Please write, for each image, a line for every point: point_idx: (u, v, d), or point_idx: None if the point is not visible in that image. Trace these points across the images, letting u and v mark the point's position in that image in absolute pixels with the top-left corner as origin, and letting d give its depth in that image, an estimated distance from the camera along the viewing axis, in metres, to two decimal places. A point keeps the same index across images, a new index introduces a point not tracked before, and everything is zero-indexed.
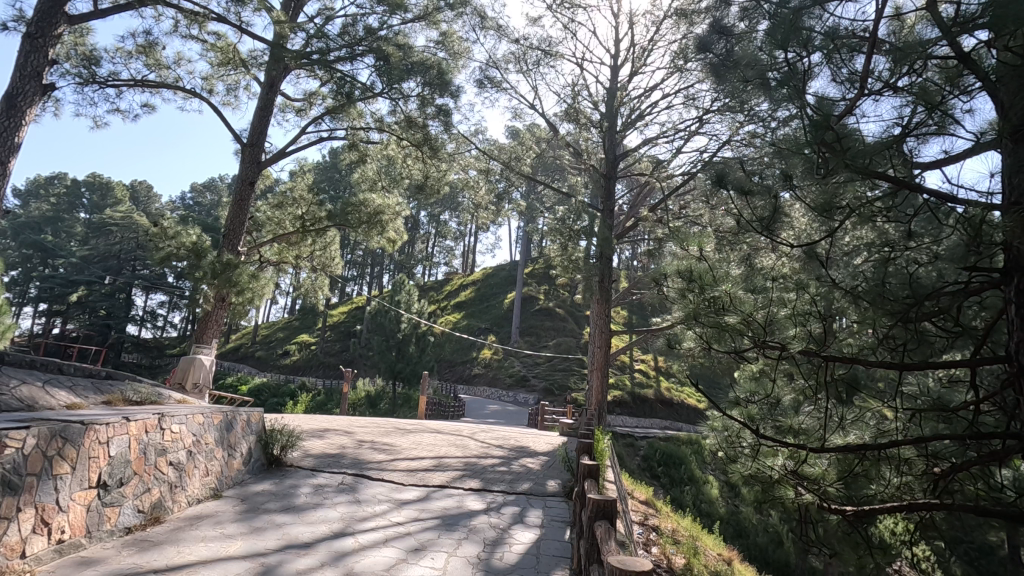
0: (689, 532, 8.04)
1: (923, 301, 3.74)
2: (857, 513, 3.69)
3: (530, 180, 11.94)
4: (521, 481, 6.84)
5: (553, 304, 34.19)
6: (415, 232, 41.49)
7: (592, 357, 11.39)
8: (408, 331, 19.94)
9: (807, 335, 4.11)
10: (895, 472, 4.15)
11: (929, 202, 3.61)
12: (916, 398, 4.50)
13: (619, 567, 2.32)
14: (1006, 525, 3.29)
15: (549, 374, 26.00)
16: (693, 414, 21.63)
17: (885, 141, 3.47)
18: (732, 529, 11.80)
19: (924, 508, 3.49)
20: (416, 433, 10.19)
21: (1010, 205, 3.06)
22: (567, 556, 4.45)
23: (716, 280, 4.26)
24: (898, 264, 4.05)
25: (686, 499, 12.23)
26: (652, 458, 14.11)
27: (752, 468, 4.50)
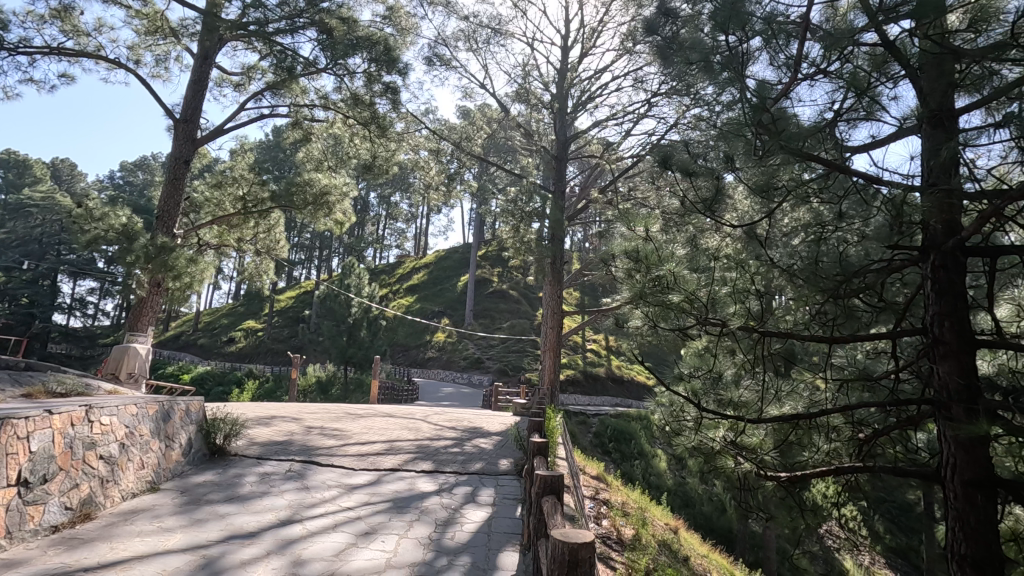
0: (638, 504, 8.34)
1: (851, 278, 3.96)
2: (790, 479, 3.94)
3: (481, 161, 11.77)
4: (474, 461, 6.89)
5: (506, 286, 34.36)
6: (364, 214, 40.53)
7: (544, 338, 11.47)
8: (358, 316, 19.52)
9: (745, 312, 4.29)
10: (826, 439, 4.41)
11: (858, 183, 3.79)
12: (844, 369, 4.78)
13: (561, 540, 2.38)
14: (920, 484, 3.58)
15: (503, 356, 26.19)
16: (642, 391, 22.35)
17: (818, 124, 3.61)
18: (680, 499, 12.33)
19: (850, 472, 3.75)
20: (368, 417, 10.06)
21: (928, 186, 3.27)
22: (518, 532, 4.53)
23: (661, 260, 4.37)
24: (829, 243, 4.26)
25: (636, 472, 12.68)
26: (603, 434, 14.46)
27: (695, 441, 4.70)
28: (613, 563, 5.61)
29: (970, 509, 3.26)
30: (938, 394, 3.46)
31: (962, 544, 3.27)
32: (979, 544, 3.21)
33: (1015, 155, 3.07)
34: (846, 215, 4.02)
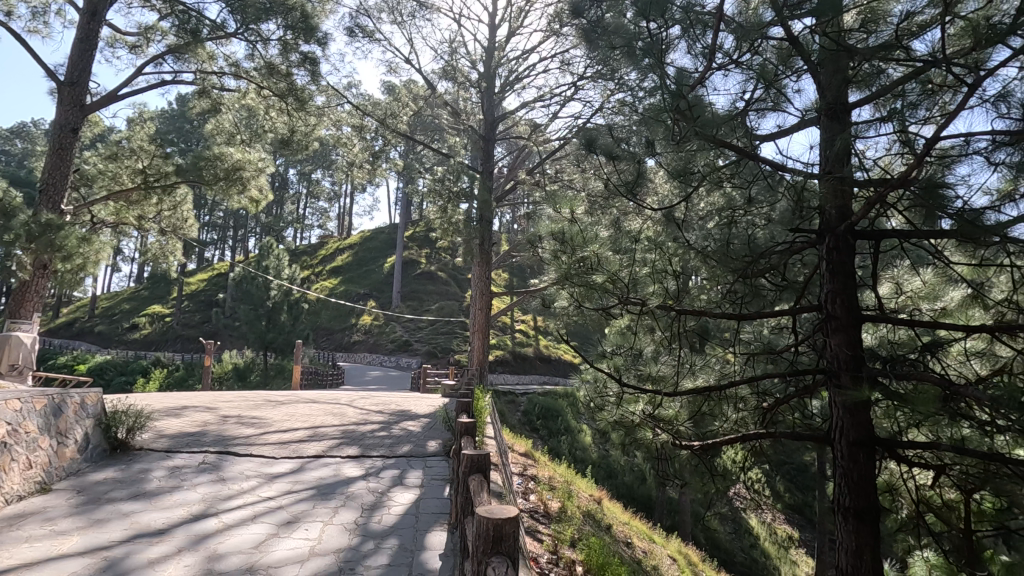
0: (564, 478, 8.63)
1: (758, 259, 4.26)
2: (702, 446, 4.22)
3: (407, 139, 11.45)
4: (401, 444, 6.83)
5: (435, 267, 33.99)
6: (282, 192, 38.45)
7: (473, 320, 11.48)
8: (278, 299, 18.64)
9: (663, 292, 4.51)
10: (735, 409, 4.75)
11: (766, 170, 4.05)
12: (751, 344, 5.14)
13: (486, 516, 2.42)
14: (814, 446, 3.94)
15: (431, 337, 25.97)
16: (569, 369, 23.00)
17: (731, 113, 3.81)
18: (603, 471, 12.89)
19: (755, 438, 4.07)
20: (289, 404, 9.68)
21: (825, 174, 3.54)
22: (446, 511, 4.56)
23: (585, 242, 4.50)
24: (740, 227, 4.53)
25: (563, 448, 13.09)
26: (531, 412, 14.78)
27: (617, 415, 4.90)
28: (540, 536, 5.79)
29: (854, 466, 3.64)
30: (830, 364, 3.81)
31: (847, 498, 3.65)
32: (860, 497, 3.60)
33: (898, 148, 3.39)
34: (755, 200, 4.29)
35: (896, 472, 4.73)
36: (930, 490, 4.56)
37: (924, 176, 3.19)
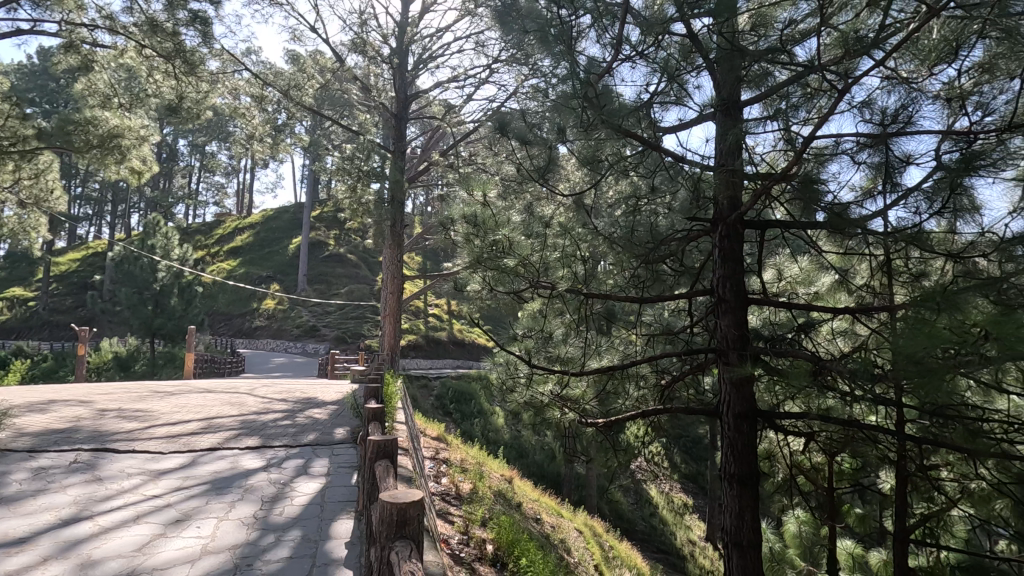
0: (476, 459, 8.73)
1: (659, 246, 4.51)
2: (606, 423, 4.43)
3: (313, 114, 10.81)
4: (306, 433, 6.57)
5: (344, 249, 32.71)
6: (171, 164, 35.09)
7: (384, 304, 11.18)
8: (167, 282, 17.10)
9: (572, 276, 4.66)
10: (636, 387, 5.02)
11: (668, 162, 4.26)
12: (652, 325, 5.45)
13: (390, 501, 2.39)
14: (706, 419, 4.27)
15: (340, 322, 25.06)
16: (481, 352, 23.18)
17: (637, 104, 3.96)
18: (515, 451, 13.23)
19: (654, 414, 4.33)
20: (181, 395, 8.96)
21: (719, 167, 3.80)
22: (353, 499, 4.46)
23: (497, 225, 4.54)
24: (644, 215, 4.76)
25: (475, 430, 13.23)
26: (444, 396, 14.77)
27: (526, 396, 5.04)
28: (451, 518, 5.82)
29: (738, 436, 3.99)
30: (721, 343, 4.12)
31: (732, 465, 4.00)
32: (743, 463, 3.95)
33: (782, 145, 3.70)
34: (657, 189, 4.52)
35: (774, 440, 5.24)
36: (801, 455, 5.11)
37: (802, 172, 3.51)
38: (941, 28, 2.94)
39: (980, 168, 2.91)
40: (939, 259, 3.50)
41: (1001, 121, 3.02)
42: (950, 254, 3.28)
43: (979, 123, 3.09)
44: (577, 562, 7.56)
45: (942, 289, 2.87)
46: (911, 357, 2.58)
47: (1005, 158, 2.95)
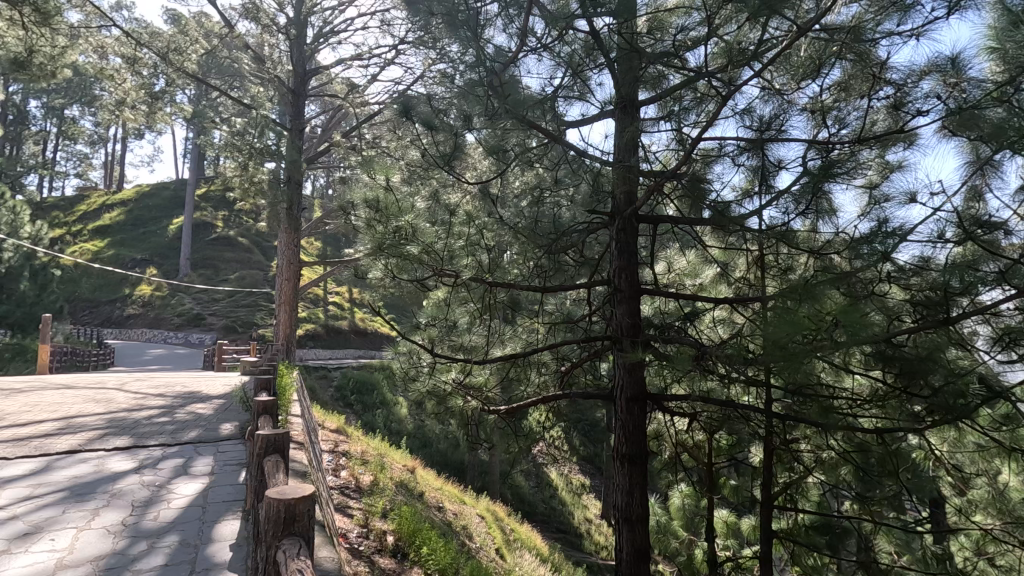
0: (378, 451, 8.53)
1: (561, 237, 4.67)
2: (508, 410, 4.51)
3: (197, 82, 9.86)
4: (187, 430, 6.04)
5: (234, 232, 30.35)
6: (19, 128, 30.47)
7: (279, 291, 10.52)
8: (15, 263, 14.92)
9: (476, 265, 4.68)
10: (538, 374, 5.19)
11: (570, 155, 4.39)
12: (553, 314, 5.61)
13: (277, 498, 2.26)
14: (601, 403, 4.48)
15: (229, 310, 23.28)
16: (384, 341, 22.64)
17: (541, 97, 4.03)
18: (418, 441, 13.12)
19: (553, 399, 4.47)
20: (33, 392, 7.88)
21: (617, 163, 3.97)
22: (240, 498, 4.18)
23: (400, 210, 4.42)
24: (547, 206, 4.86)
25: (377, 421, 12.93)
26: (345, 387, 14.26)
27: (429, 384, 5.00)
28: (350, 511, 5.64)
29: (630, 418, 4.23)
30: (616, 331, 4.34)
31: (624, 446, 4.24)
32: (634, 444, 4.21)
33: (673, 145, 3.94)
34: (560, 182, 4.65)
35: (662, 421, 5.62)
36: (685, 434, 5.52)
37: (691, 172, 3.76)
38: (808, 47, 3.26)
39: (837, 175, 3.28)
40: (803, 255, 3.91)
41: (854, 134, 3.43)
42: (811, 251, 3.68)
43: (837, 134, 3.48)
44: (478, 547, 7.66)
45: (803, 282, 3.22)
46: (777, 343, 2.88)
47: (856, 167, 3.35)
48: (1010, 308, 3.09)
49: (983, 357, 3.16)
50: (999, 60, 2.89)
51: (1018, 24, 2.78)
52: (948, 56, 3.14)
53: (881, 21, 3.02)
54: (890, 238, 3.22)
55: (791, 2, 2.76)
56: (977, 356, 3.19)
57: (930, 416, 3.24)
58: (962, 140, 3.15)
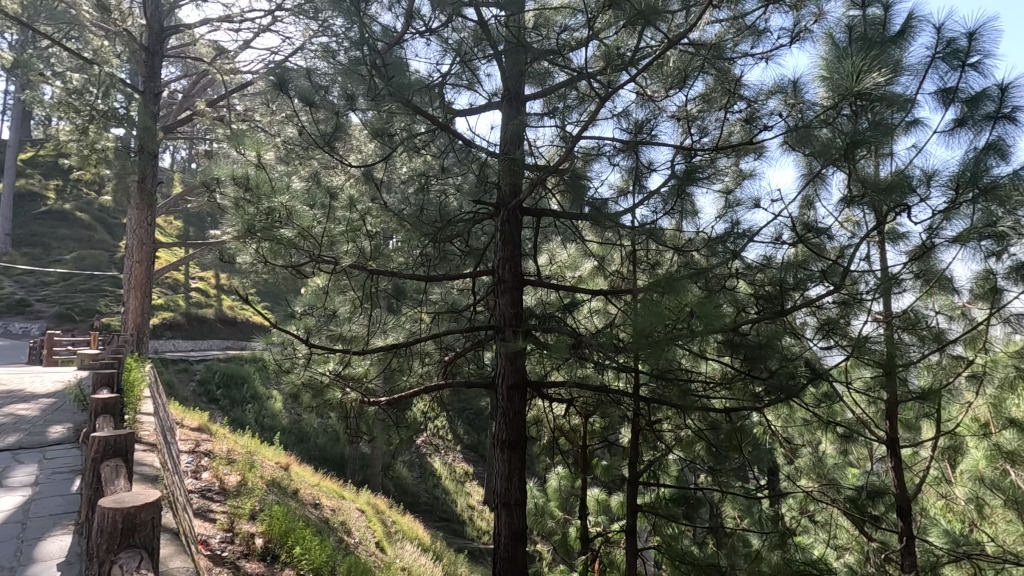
0: (246, 448, 7.93)
1: (446, 226, 4.64)
2: (390, 401, 4.42)
3: (20, 25, 8.34)
4: (4, 435, 5.15)
5: (70, 205, 26.31)
6: None
7: (128, 274, 9.31)
8: None
9: (357, 252, 4.52)
10: (421, 364, 5.13)
11: (458, 144, 4.39)
12: (438, 303, 5.58)
13: (113, 507, 2.02)
14: (484, 391, 4.55)
15: (65, 295, 20.21)
16: (256, 330, 21.08)
17: (428, 82, 3.97)
18: (293, 436, 12.48)
19: (436, 389, 4.45)
20: None
21: (503, 155, 4.04)
22: (73, 510, 3.67)
23: (273, 191, 4.09)
24: (434, 194, 4.83)
25: (247, 418, 12.09)
26: (209, 381, 13.04)
27: (305, 376, 4.66)
28: (212, 515, 5.19)
29: (510, 405, 4.35)
30: (499, 320, 4.42)
31: (504, 433, 4.34)
32: (513, 430, 4.32)
33: (556, 141, 4.10)
34: (447, 170, 4.64)
35: (542, 407, 5.84)
36: (562, 419, 5.77)
37: (572, 168, 3.93)
38: (677, 59, 3.54)
39: (699, 180, 3.61)
40: (670, 251, 4.26)
41: (714, 142, 3.77)
42: (676, 247, 4.01)
43: (699, 141, 3.80)
44: (357, 542, 7.44)
45: (668, 276, 3.49)
46: (643, 332, 3.09)
47: (715, 172, 3.69)
48: (830, 301, 3.60)
49: (809, 344, 3.65)
50: (827, 87, 3.35)
51: (842, 57, 3.24)
52: (789, 79, 3.60)
53: (738, 42, 3.49)
54: (741, 238, 3.66)
55: (663, 14, 2.97)
56: (805, 343, 3.69)
57: (768, 395, 3.68)
58: (799, 154, 3.60)
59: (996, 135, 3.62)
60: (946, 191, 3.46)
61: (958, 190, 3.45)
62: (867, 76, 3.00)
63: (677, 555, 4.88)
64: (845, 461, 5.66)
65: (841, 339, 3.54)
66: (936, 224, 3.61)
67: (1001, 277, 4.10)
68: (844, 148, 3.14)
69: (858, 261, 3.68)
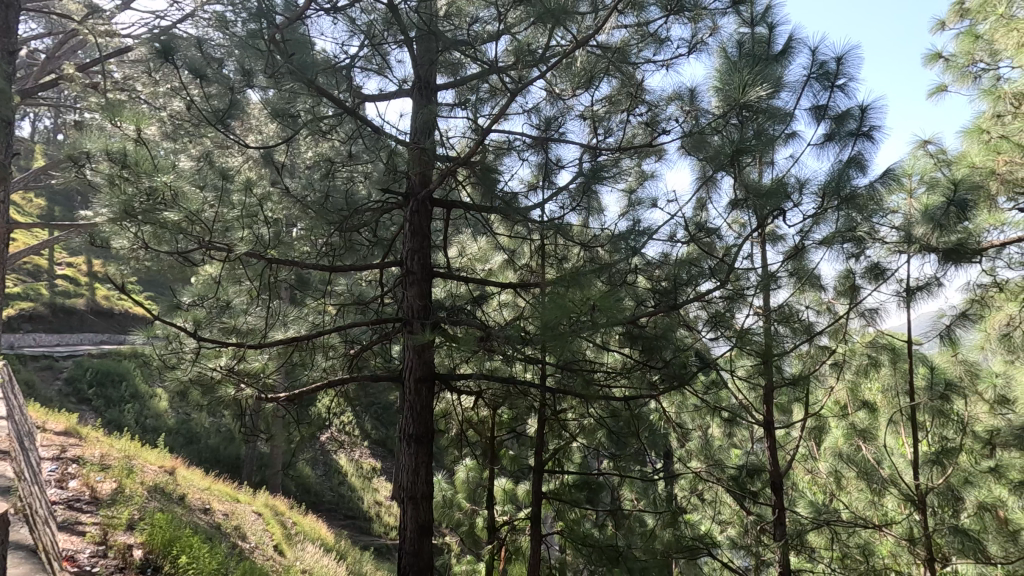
0: (124, 452, 7.20)
1: (352, 214, 4.46)
2: (289, 397, 4.19)
3: None
4: None
5: None
6: None
7: None
8: None
9: (254, 239, 4.13)
10: (324, 357, 4.92)
11: (366, 130, 4.23)
12: (343, 295, 5.37)
13: None
14: (390, 385, 4.44)
15: None
16: (137, 322, 19.18)
17: (335, 63, 3.78)
18: (182, 438, 11.59)
19: (339, 383, 4.28)
20: None
21: (413, 144, 3.95)
22: None
23: (156, 169, 3.64)
24: (340, 181, 4.64)
25: (125, 419, 11.00)
26: (79, 380, 11.66)
27: (193, 372, 4.25)
28: (81, 528, 4.63)
29: (418, 399, 4.29)
30: (407, 312, 4.33)
31: (411, 427, 4.27)
32: (421, 424, 4.27)
33: (467, 132, 4.07)
34: (354, 157, 4.47)
35: (450, 401, 5.81)
36: (471, 411, 5.82)
37: (483, 161, 3.92)
38: (585, 59, 3.65)
39: (605, 178, 3.74)
40: (576, 247, 4.40)
41: (618, 142, 3.93)
42: (582, 243, 4.14)
43: (605, 142, 3.94)
44: (253, 547, 7.02)
45: (574, 271, 3.60)
46: (549, 325, 3.15)
47: (619, 172, 3.84)
48: (718, 296, 3.88)
49: (700, 335, 3.93)
50: (719, 98, 3.60)
51: (733, 71, 3.50)
52: (686, 88, 3.83)
53: (642, 48, 3.66)
54: (641, 236, 3.83)
55: (572, 16, 3.04)
56: (696, 334, 3.97)
57: (663, 384, 3.89)
58: (694, 158, 3.85)
59: (857, 150, 4.08)
60: (816, 198, 3.85)
61: (825, 198, 3.85)
62: (752, 90, 3.26)
63: (578, 537, 5.17)
64: (730, 443, 6.16)
65: (727, 331, 3.84)
66: (807, 227, 4.01)
67: (857, 276, 4.71)
68: (732, 155, 3.40)
69: (742, 259, 3.99)
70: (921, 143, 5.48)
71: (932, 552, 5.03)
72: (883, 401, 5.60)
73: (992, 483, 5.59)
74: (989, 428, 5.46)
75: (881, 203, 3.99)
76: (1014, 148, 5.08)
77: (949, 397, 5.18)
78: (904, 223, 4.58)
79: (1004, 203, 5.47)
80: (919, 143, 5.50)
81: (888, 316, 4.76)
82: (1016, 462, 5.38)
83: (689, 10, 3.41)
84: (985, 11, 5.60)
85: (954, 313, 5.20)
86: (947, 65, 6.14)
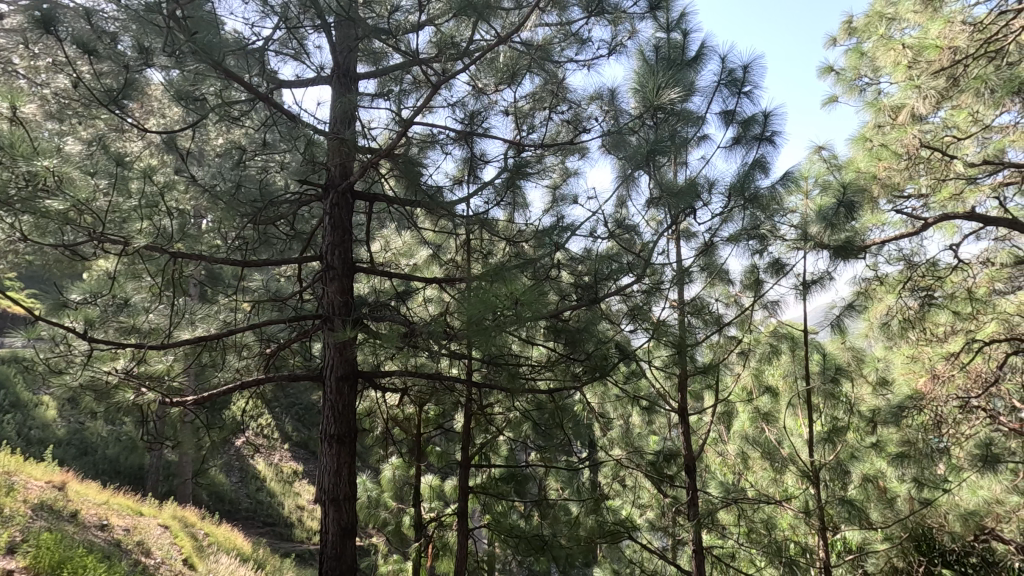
0: (3, 468, 6.48)
1: (267, 206, 4.22)
2: (197, 401, 3.91)
3: None
4: None
5: None
6: None
7: None
8: None
9: (154, 231, 3.79)
10: (237, 357, 4.65)
11: (279, 118, 4.00)
12: (257, 291, 5.08)
13: None
14: (310, 384, 4.26)
15: None
16: (19, 321, 17.26)
17: (246, 44, 3.53)
18: (74, 449, 10.63)
19: (253, 384, 4.04)
20: None
21: (332, 134, 3.78)
22: None
23: (34, 153, 3.10)
24: (253, 170, 4.38)
25: (5, 430, 9.85)
26: None
27: (84, 377, 3.80)
28: None
29: (339, 398, 4.15)
30: (327, 308, 4.17)
31: (332, 427, 4.11)
32: (342, 423, 4.13)
33: (388, 123, 3.96)
34: (268, 146, 4.23)
35: (375, 399, 5.68)
36: (396, 409, 5.79)
37: (407, 152, 3.82)
38: (508, 55, 3.66)
39: (529, 175, 3.77)
40: (502, 241, 4.42)
41: (541, 139, 3.98)
42: (507, 238, 4.17)
43: (528, 138, 3.98)
44: (159, 562, 6.54)
45: (499, 266, 3.60)
46: (474, 320, 3.13)
47: (542, 168, 3.89)
48: (637, 290, 4.03)
49: (620, 328, 4.07)
50: (637, 98, 3.74)
51: (649, 73, 3.64)
52: (606, 88, 3.94)
53: (565, 47, 3.74)
54: (564, 231, 3.91)
55: (495, 11, 3.03)
56: (617, 326, 4.09)
57: (585, 376, 3.96)
58: (614, 157, 3.98)
59: (760, 153, 4.39)
60: (723, 197, 4.08)
61: (731, 198, 4.10)
62: (665, 92, 3.42)
63: (504, 529, 5.21)
64: (648, 431, 6.44)
65: (644, 323, 3.99)
66: (716, 225, 4.28)
67: (761, 270, 5.05)
68: (647, 154, 3.55)
69: (658, 254, 4.16)
70: (816, 148, 5.96)
71: (824, 522, 5.53)
72: (784, 386, 6.02)
73: (873, 457, 6.20)
74: (872, 408, 6.03)
75: (782, 203, 4.30)
76: (893, 155, 5.61)
77: (839, 380, 5.68)
78: (801, 222, 4.96)
79: (884, 204, 6.06)
80: (815, 149, 5.98)
81: (787, 307, 5.15)
82: (894, 437, 5.94)
83: (608, 13, 3.53)
84: (869, 31, 6.17)
85: (843, 304, 5.65)
86: (838, 77, 6.70)
